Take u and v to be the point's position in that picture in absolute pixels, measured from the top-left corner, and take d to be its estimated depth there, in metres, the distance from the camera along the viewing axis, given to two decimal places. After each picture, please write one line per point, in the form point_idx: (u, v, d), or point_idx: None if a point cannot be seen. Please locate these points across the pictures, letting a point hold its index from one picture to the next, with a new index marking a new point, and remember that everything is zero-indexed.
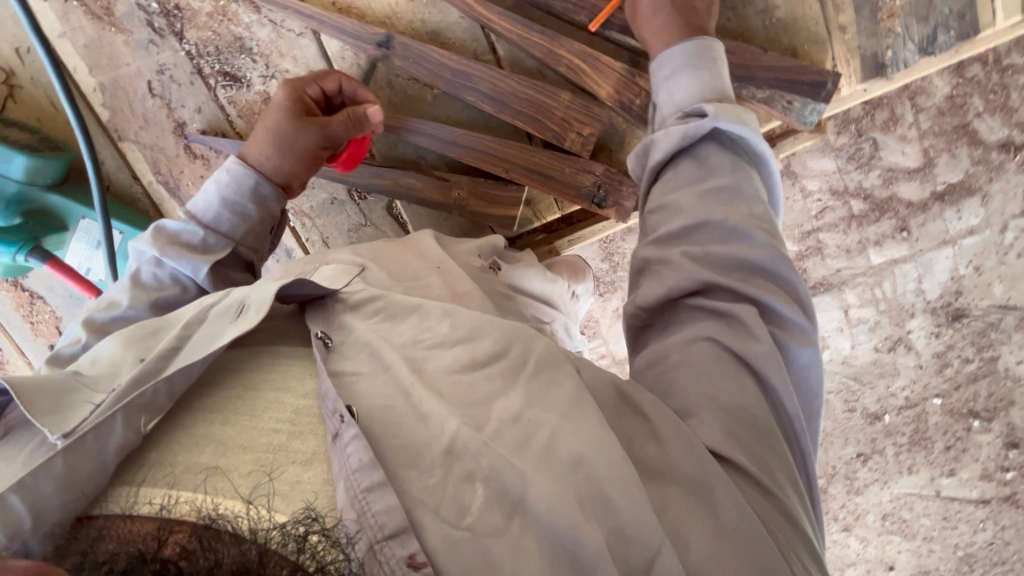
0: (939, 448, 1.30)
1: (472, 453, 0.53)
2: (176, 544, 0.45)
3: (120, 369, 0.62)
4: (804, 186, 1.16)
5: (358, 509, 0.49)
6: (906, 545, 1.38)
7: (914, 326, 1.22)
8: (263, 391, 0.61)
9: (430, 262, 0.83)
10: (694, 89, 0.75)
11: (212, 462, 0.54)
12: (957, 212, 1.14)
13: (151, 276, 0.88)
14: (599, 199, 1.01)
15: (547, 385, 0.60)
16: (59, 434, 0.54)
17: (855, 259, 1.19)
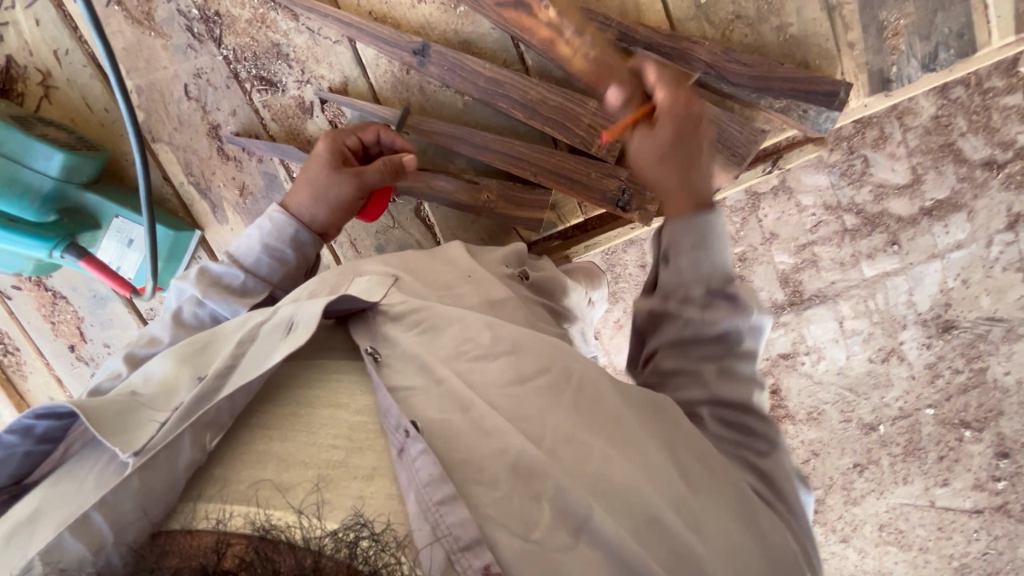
0: (932, 458, 1.32)
1: (536, 474, 0.54)
2: (236, 555, 0.44)
3: (177, 387, 0.60)
4: (800, 201, 1.18)
5: (431, 522, 0.50)
6: (902, 556, 1.40)
7: (906, 337, 1.25)
8: (318, 407, 0.60)
9: (463, 271, 0.84)
10: (719, 267, 0.68)
11: (275, 478, 0.53)
12: (945, 227, 1.18)
13: (193, 315, 0.85)
14: (623, 203, 1.02)
15: (591, 403, 0.62)
16: (131, 452, 0.52)
17: (849, 272, 1.22)
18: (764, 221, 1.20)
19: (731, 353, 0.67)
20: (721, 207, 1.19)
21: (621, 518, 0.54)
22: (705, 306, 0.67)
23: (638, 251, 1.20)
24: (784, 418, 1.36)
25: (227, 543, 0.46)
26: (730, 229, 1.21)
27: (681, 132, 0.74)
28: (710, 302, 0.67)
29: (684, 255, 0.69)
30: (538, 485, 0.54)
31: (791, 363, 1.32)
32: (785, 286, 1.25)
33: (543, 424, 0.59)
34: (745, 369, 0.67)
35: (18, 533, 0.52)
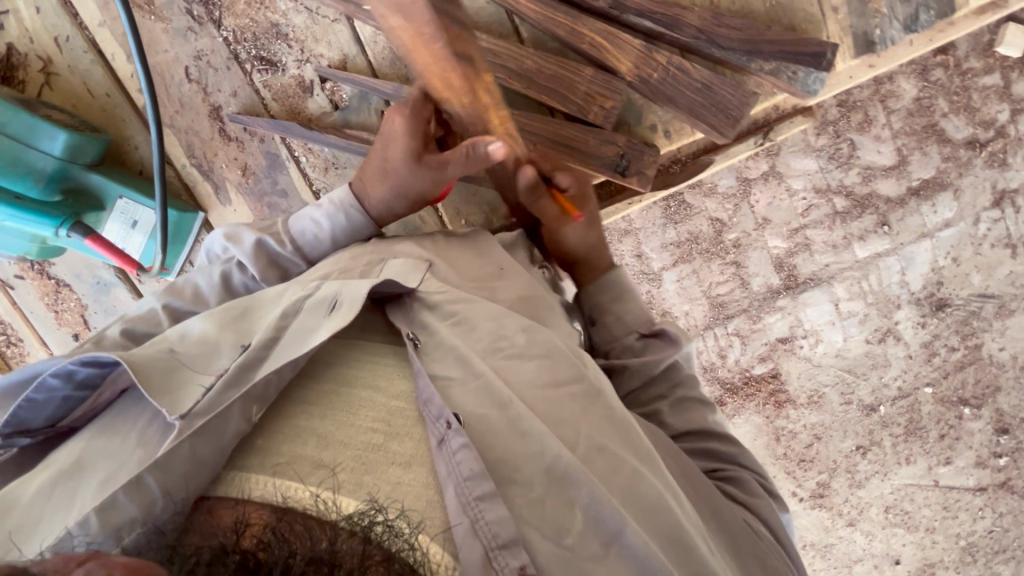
0: (934, 437, 1.32)
1: (571, 480, 0.53)
2: (255, 533, 0.42)
3: (220, 352, 0.57)
4: (790, 186, 1.20)
5: (469, 517, 0.49)
6: (909, 538, 1.37)
7: (901, 317, 1.27)
8: (359, 388, 0.56)
9: (501, 260, 0.77)
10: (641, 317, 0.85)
11: (315, 455, 0.50)
12: (932, 207, 1.20)
13: (244, 287, 0.78)
14: (621, 168, 0.96)
15: (618, 418, 0.62)
16: (178, 415, 0.50)
17: (841, 254, 1.24)
18: (756, 207, 1.21)
19: (675, 381, 0.80)
20: (713, 193, 1.20)
21: (649, 532, 0.55)
22: (640, 349, 0.83)
23: (633, 241, 1.24)
24: (785, 403, 1.33)
25: (249, 515, 0.45)
26: (722, 215, 1.22)
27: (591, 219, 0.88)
28: (644, 344, 0.83)
29: (612, 316, 0.85)
30: (572, 492, 0.53)
31: (790, 347, 1.29)
32: (780, 270, 1.25)
33: (577, 431, 0.58)
34: (689, 393, 0.79)
35: (63, 483, 0.51)
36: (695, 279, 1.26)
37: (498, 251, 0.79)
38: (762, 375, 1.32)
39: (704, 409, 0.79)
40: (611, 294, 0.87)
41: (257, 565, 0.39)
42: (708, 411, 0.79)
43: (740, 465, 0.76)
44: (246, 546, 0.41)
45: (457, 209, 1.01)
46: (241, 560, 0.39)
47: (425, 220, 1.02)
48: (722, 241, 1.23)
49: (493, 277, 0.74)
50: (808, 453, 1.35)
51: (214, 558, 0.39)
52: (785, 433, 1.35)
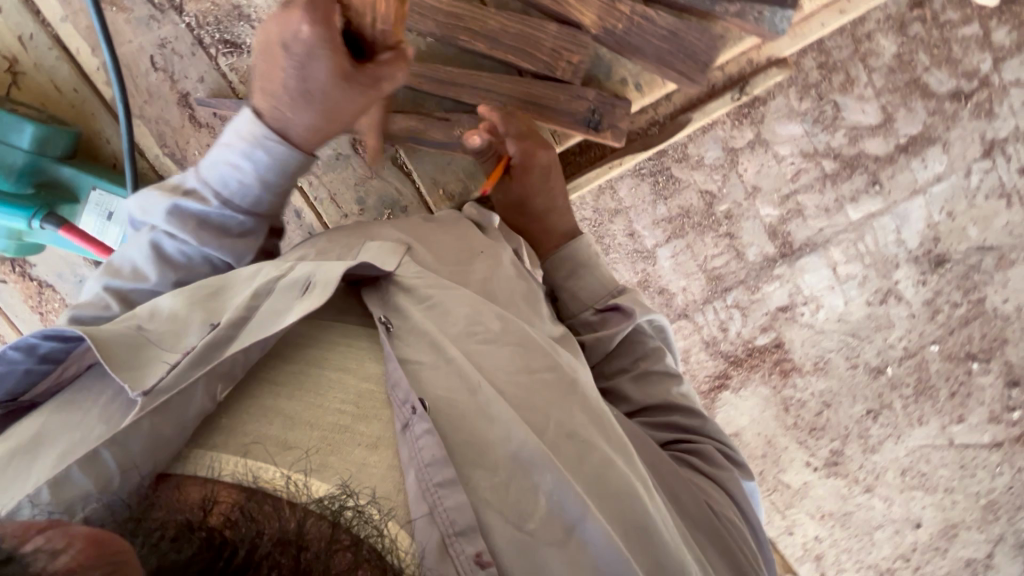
0: (945, 395, 1.31)
1: (535, 465, 0.52)
2: (223, 513, 0.41)
3: (188, 329, 0.57)
4: (777, 153, 1.19)
5: (428, 504, 0.48)
6: (929, 500, 1.36)
7: (901, 276, 1.25)
8: (327, 369, 0.56)
9: (483, 244, 0.74)
10: (600, 290, 0.87)
11: (283, 436, 0.51)
12: (922, 161, 1.19)
13: (178, 253, 0.69)
14: (595, 123, 0.96)
15: (590, 404, 0.60)
16: (139, 392, 0.49)
17: (835, 218, 1.23)
18: (744, 176, 1.20)
19: (638, 355, 0.81)
20: (700, 165, 1.20)
21: (615, 520, 0.53)
22: (599, 323, 0.84)
23: (625, 220, 1.23)
24: (791, 371, 1.31)
25: (218, 492, 0.45)
26: (711, 187, 1.21)
27: (531, 192, 0.94)
28: (602, 318, 0.84)
29: (569, 294, 0.88)
30: (536, 477, 0.52)
31: (791, 315, 1.28)
32: (775, 238, 1.24)
33: (549, 417, 0.57)
34: (653, 366, 0.80)
35: (20, 455, 0.51)
36: (689, 254, 1.25)
37: (481, 238, 0.75)
38: (766, 345, 1.31)
39: (668, 381, 0.79)
40: (565, 271, 0.90)
41: (223, 543, 0.38)
42: (672, 383, 0.79)
43: (707, 436, 0.77)
44: (214, 526, 0.40)
45: (434, 178, 1.01)
46: (207, 537, 0.38)
47: (401, 191, 1.03)
48: (714, 213, 1.23)
49: (473, 260, 0.71)
50: (818, 421, 1.34)
51: (180, 534, 0.38)
52: (794, 403, 1.33)
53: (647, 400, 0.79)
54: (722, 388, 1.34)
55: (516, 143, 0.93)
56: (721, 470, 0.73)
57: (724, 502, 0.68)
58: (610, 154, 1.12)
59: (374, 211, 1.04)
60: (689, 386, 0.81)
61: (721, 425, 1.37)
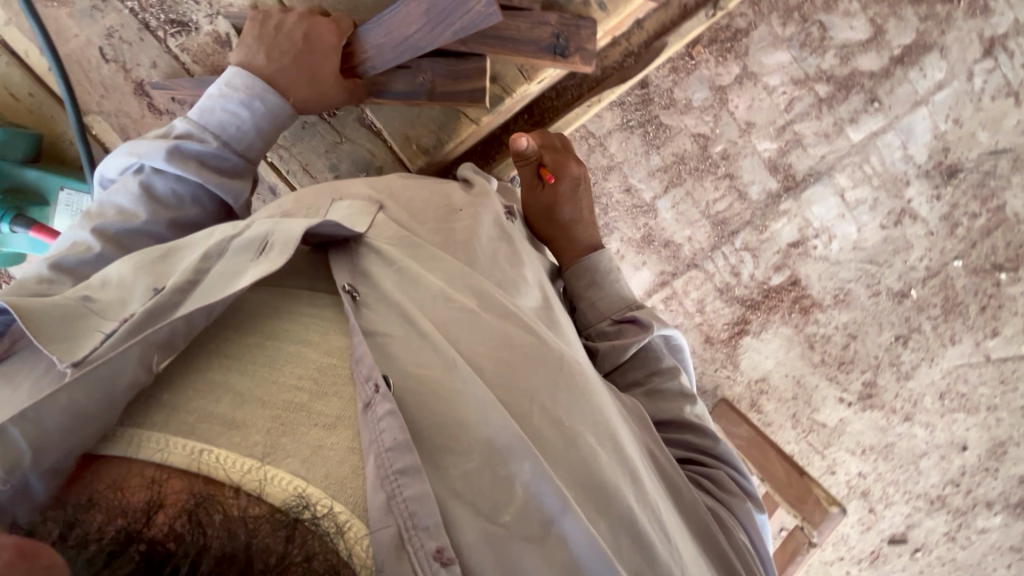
0: (975, 310, 1.25)
1: (514, 453, 0.45)
2: (174, 513, 0.36)
3: (133, 295, 0.46)
4: (766, 84, 1.15)
5: (386, 493, 0.41)
6: (972, 421, 1.31)
7: (913, 193, 1.21)
8: (285, 342, 0.48)
9: (465, 201, 0.69)
10: (618, 301, 0.77)
11: (229, 415, 0.43)
12: (920, 70, 1.14)
13: (170, 192, 0.66)
14: (561, 50, 0.87)
15: (577, 389, 0.53)
16: (69, 363, 0.40)
17: (836, 142, 1.18)
18: (736, 113, 1.17)
19: (654, 368, 0.72)
20: (690, 108, 1.16)
21: (601, 520, 0.47)
22: (616, 334, 0.75)
23: (619, 176, 1.21)
24: (811, 308, 1.28)
25: (165, 483, 0.39)
26: (704, 130, 1.17)
27: (562, 200, 0.82)
28: (619, 330, 0.75)
29: (586, 302, 0.78)
30: (514, 467, 0.45)
31: (804, 250, 1.25)
32: (776, 173, 1.20)
33: (534, 400, 0.50)
34: (666, 382, 0.71)
35: None
36: (690, 202, 1.22)
37: (462, 194, 0.71)
38: (781, 285, 1.27)
39: (683, 400, 0.70)
40: (586, 279, 0.79)
41: (164, 559, 0.33)
42: (686, 402, 0.71)
43: (722, 461, 0.68)
44: (157, 533, 0.34)
45: (406, 134, 0.98)
46: (147, 552, 0.33)
47: (374, 152, 1.00)
48: (710, 155, 1.19)
49: (453, 216, 0.66)
50: (847, 354, 1.30)
51: (118, 547, 0.33)
52: (819, 339, 1.29)
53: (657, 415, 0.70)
54: (743, 334, 1.31)
55: (552, 155, 0.84)
56: (731, 495, 0.64)
57: (726, 516, 0.61)
58: (588, 92, 1.06)
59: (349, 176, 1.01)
60: (703, 407, 0.73)
61: (747, 371, 1.34)
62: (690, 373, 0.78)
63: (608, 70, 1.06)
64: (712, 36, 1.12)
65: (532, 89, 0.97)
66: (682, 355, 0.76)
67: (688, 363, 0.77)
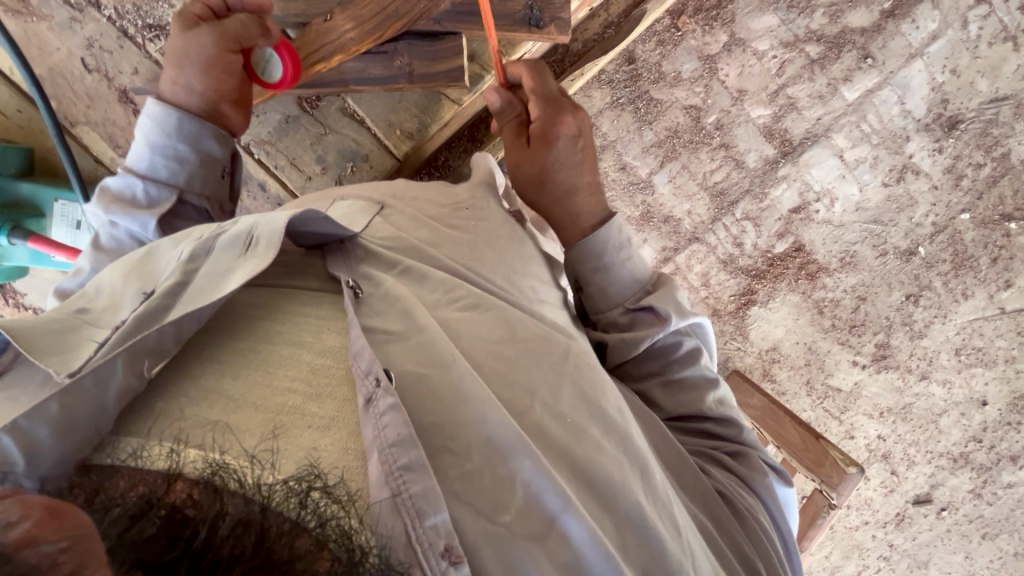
0: (986, 263, 1.23)
1: (513, 451, 0.43)
2: (190, 482, 0.35)
3: (124, 302, 0.46)
4: (755, 49, 1.13)
5: (391, 490, 0.38)
6: (991, 375, 1.29)
7: (914, 148, 1.18)
8: (279, 344, 0.47)
9: (468, 197, 0.68)
10: (629, 285, 0.73)
11: (222, 419, 0.41)
12: (913, 22, 1.12)
13: (108, 237, 0.67)
14: (537, 20, 0.86)
15: (578, 383, 0.52)
16: (66, 374, 0.40)
17: (830, 103, 1.17)
18: (727, 81, 1.15)
19: (670, 357, 0.69)
20: (679, 81, 1.15)
21: (607, 518, 0.45)
22: (628, 325, 0.71)
23: (614, 154, 1.20)
24: (818, 273, 1.26)
25: (184, 453, 0.38)
26: (696, 101, 1.16)
27: (551, 164, 0.73)
28: (631, 319, 0.71)
29: (595, 288, 0.74)
30: (513, 466, 0.43)
31: (805, 215, 1.23)
32: (772, 139, 1.19)
33: (534, 396, 0.49)
34: (684, 371, 0.68)
35: None
36: (687, 174, 1.21)
37: (465, 189, 0.70)
38: (786, 252, 1.26)
39: (702, 388, 0.68)
40: (594, 259, 0.73)
41: (185, 523, 0.31)
42: (707, 389, 0.68)
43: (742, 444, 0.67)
44: (178, 494, 0.33)
45: (389, 121, 0.99)
46: (166, 517, 0.32)
47: (359, 140, 1.00)
48: (704, 127, 1.18)
49: (459, 214, 0.65)
50: (857, 317, 1.28)
51: (139, 512, 0.32)
52: (827, 304, 1.28)
53: (678, 407, 0.68)
54: (750, 305, 1.30)
55: (541, 105, 0.74)
56: (754, 469, 0.64)
57: (745, 498, 0.60)
58: (570, 67, 1.06)
59: (337, 167, 1.01)
60: (725, 389, 0.71)
61: (757, 342, 1.33)
62: (713, 355, 0.74)
63: (589, 43, 1.06)
64: (696, 6, 1.11)
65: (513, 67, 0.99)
66: (703, 337, 0.72)
67: (710, 347, 0.74)
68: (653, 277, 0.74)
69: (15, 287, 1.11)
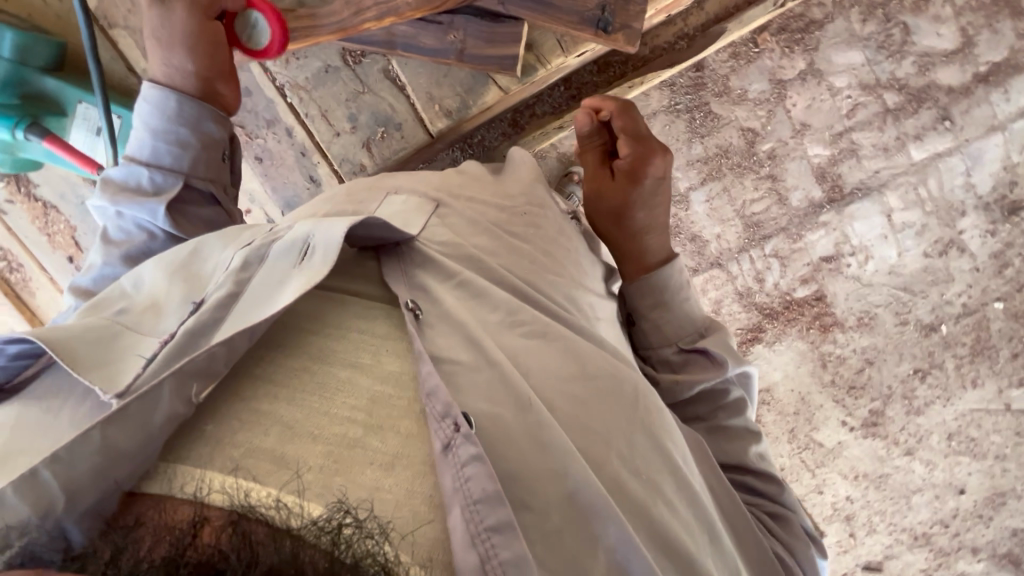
0: (1005, 357, 1.20)
1: (599, 515, 0.48)
2: (217, 527, 0.40)
3: (165, 310, 0.54)
4: (831, 85, 1.08)
5: (480, 554, 0.43)
6: (976, 466, 1.27)
7: (966, 225, 1.13)
8: (335, 366, 0.52)
9: (525, 206, 0.75)
10: (687, 325, 0.80)
11: (277, 450, 0.46)
12: (1005, 93, 1.05)
13: (117, 229, 0.73)
14: (605, 23, 0.91)
15: (643, 435, 0.57)
16: (113, 394, 0.45)
17: (894, 158, 1.11)
18: (793, 112, 1.10)
19: (719, 405, 0.77)
20: (743, 100, 1.10)
21: None
22: (679, 364, 0.79)
23: None
24: (831, 326, 1.23)
25: (208, 496, 0.43)
26: (755, 125, 1.11)
27: (630, 199, 0.81)
28: (684, 360, 0.79)
29: (650, 323, 0.81)
30: (599, 529, 0.48)
31: (836, 266, 1.19)
32: (823, 181, 1.13)
33: (610, 446, 0.54)
34: (729, 419, 0.76)
35: None
36: (726, 199, 1.16)
37: (521, 196, 0.77)
38: (805, 298, 1.22)
39: (746, 438, 0.76)
40: (651, 298, 0.81)
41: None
42: (750, 441, 0.77)
43: (783, 506, 0.74)
44: (202, 552, 0.38)
45: (430, 93, 1.08)
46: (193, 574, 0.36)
47: (394, 107, 1.10)
48: (756, 153, 1.13)
49: (512, 223, 0.72)
50: (859, 379, 1.26)
51: None
52: (833, 359, 1.25)
53: (725, 456, 0.75)
54: (755, 341, 1.27)
55: (630, 144, 0.81)
56: (790, 533, 0.72)
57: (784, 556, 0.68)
58: (632, 72, 1.12)
59: (367, 128, 1.11)
60: (765, 444, 0.78)
61: None
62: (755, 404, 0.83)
63: (656, 50, 1.11)
64: (782, 25, 1.05)
65: (570, 62, 1.05)
66: (749, 384, 0.80)
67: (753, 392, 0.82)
68: (707, 321, 0.82)
69: (30, 177, 1.18)
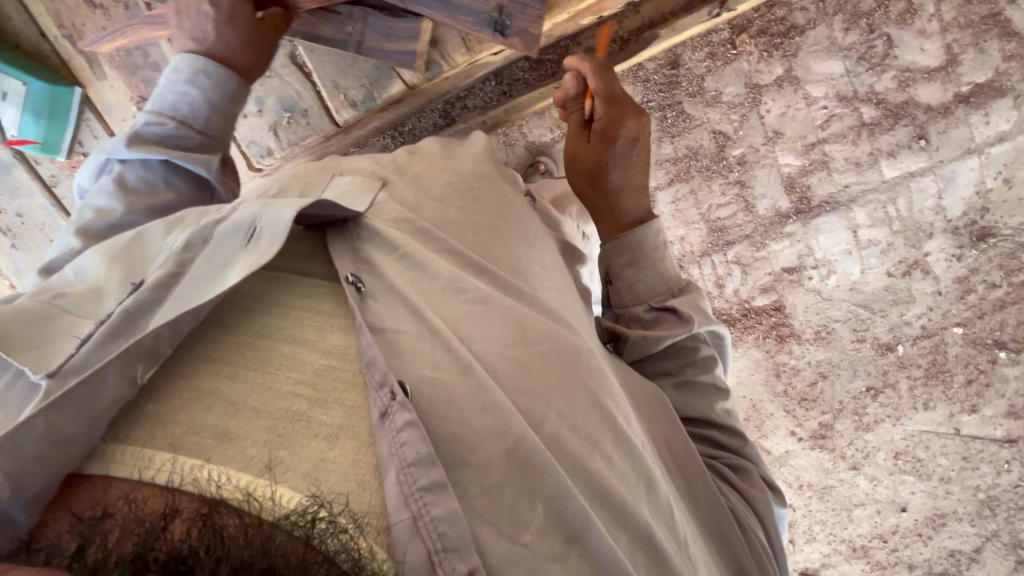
0: (959, 382, 1.19)
1: (538, 469, 0.50)
2: (186, 521, 0.40)
3: (106, 290, 0.54)
4: (808, 93, 1.05)
5: (412, 511, 0.44)
6: (920, 486, 1.28)
7: (933, 248, 1.11)
8: (281, 343, 0.53)
9: (478, 181, 0.75)
10: (658, 286, 0.82)
11: (220, 426, 0.47)
12: (985, 116, 1.02)
13: (142, 180, 0.74)
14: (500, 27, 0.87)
15: (585, 394, 0.58)
16: (43, 374, 0.46)
17: (865, 174, 1.09)
18: (766, 118, 1.08)
19: (687, 361, 0.80)
20: (717, 102, 1.08)
21: (621, 533, 0.53)
22: (649, 323, 0.81)
23: None
24: (788, 337, 1.23)
25: (178, 491, 0.43)
26: (727, 128, 1.09)
27: (605, 161, 0.84)
28: (653, 318, 0.81)
29: (623, 283, 0.84)
30: (536, 480, 0.50)
31: (797, 278, 1.18)
32: (791, 192, 1.12)
33: (550, 405, 0.55)
34: (697, 376, 0.80)
35: None
36: (692, 201, 1.16)
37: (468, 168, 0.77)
38: (763, 307, 1.22)
39: (714, 396, 0.80)
40: (623, 258, 0.84)
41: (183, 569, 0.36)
42: (719, 399, 0.81)
43: (742, 457, 0.80)
44: (172, 546, 0.38)
45: (335, 82, 1.09)
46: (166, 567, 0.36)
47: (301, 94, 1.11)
48: (725, 158, 1.11)
49: (461, 193, 0.72)
50: (811, 391, 1.27)
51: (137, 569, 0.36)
52: (787, 368, 1.26)
53: (689, 412, 0.80)
54: None
55: (606, 106, 0.83)
56: (749, 483, 0.77)
57: (740, 511, 0.73)
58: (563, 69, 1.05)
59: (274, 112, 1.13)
60: (733, 402, 0.82)
61: None
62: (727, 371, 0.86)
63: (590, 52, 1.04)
64: (762, 27, 1.02)
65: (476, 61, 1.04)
66: (723, 350, 0.83)
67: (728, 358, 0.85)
68: (682, 280, 0.84)
69: None
